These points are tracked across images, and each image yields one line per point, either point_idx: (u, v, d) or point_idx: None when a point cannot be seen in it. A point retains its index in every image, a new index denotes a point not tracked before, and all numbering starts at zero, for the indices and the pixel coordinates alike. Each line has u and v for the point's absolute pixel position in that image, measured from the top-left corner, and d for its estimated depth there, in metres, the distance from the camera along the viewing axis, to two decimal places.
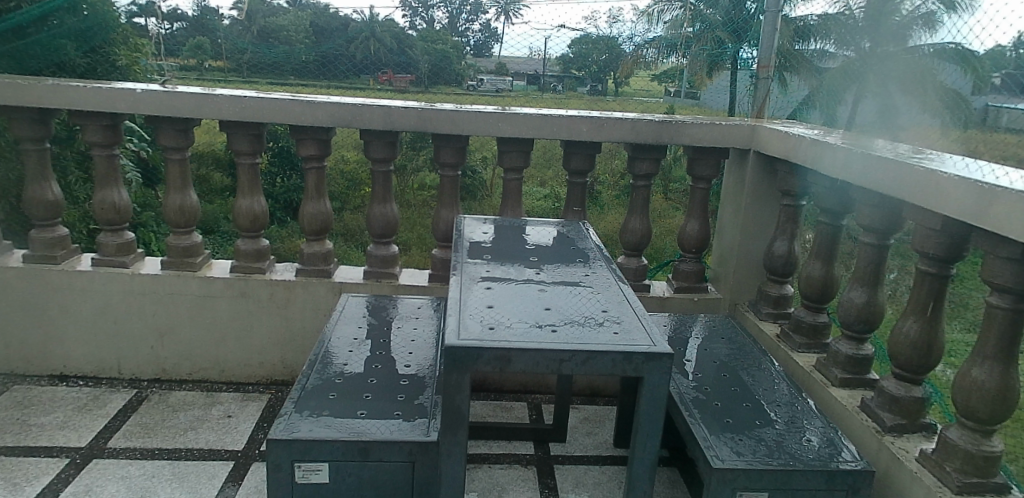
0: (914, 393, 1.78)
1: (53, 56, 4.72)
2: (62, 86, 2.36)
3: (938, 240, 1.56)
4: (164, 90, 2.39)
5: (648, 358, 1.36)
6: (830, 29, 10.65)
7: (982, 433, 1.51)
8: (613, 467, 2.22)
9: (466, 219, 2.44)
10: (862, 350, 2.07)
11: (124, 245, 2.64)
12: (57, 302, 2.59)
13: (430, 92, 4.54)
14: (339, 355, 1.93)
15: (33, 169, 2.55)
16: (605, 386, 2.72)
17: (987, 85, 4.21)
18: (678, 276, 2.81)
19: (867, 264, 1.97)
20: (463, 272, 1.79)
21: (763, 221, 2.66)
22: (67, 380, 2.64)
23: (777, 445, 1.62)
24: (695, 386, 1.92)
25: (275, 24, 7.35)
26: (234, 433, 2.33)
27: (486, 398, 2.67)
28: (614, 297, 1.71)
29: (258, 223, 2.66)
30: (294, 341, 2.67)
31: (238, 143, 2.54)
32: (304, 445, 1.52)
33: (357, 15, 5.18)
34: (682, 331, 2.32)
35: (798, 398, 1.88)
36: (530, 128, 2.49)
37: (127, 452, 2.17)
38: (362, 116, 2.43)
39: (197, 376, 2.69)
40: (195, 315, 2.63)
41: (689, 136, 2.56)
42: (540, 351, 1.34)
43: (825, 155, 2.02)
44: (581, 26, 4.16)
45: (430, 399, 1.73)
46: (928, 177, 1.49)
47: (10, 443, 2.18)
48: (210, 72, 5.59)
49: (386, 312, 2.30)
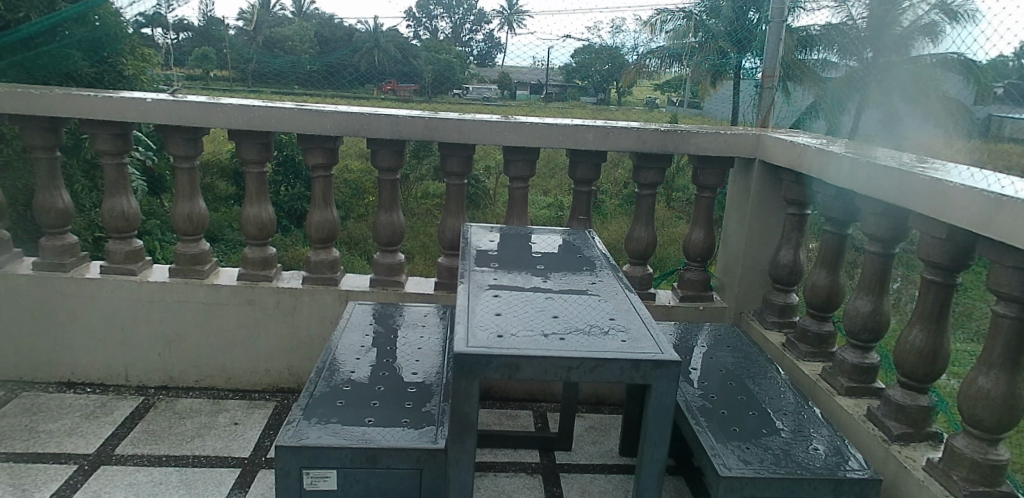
0: (920, 402, 1.78)
1: (62, 66, 4.90)
2: (73, 95, 2.39)
3: (943, 249, 1.57)
4: (175, 100, 2.42)
5: (655, 365, 1.37)
6: (831, 39, 10.71)
7: (988, 442, 1.52)
8: (619, 476, 2.22)
9: (472, 227, 2.45)
10: (868, 358, 2.07)
11: (133, 253, 2.65)
12: (64, 309, 2.61)
13: (433, 102, 4.61)
14: (346, 363, 1.94)
15: (44, 178, 2.58)
16: (611, 394, 2.72)
17: (991, 96, 4.21)
18: (684, 285, 2.82)
19: (874, 273, 1.97)
20: (470, 280, 1.80)
21: (768, 229, 2.67)
22: (74, 387, 2.65)
23: (784, 454, 1.62)
24: (701, 395, 1.92)
25: (280, 35, 7.43)
26: (241, 440, 2.33)
27: (492, 406, 2.67)
28: (621, 305, 1.72)
29: (265, 231, 2.67)
30: (299, 349, 2.68)
31: (246, 153, 2.55)
32: (312, 452, 1.52)
33: (360, 25, 5.07)
34: (687, 339, 2.32)
35: (804, 407, 1.88)
36: (537, 137, 2.52)
37: (135, 459, 2.18)
38: (369, 125, 2.45)
39: (204, 383, 2.70)
40: (202, 322, 2.64)
41: (694, 145, 2.57)
42: (549, 358, 1.35)
43: (831, 164, 2.02)
44: (586, 36, 4.15)
45: (437, 406, 1.74)
46: (936, 186, 1.49)
47: (19, 449, 2.20)
48: (215, 82, 5.67)
49: (393, 319, 2.31)
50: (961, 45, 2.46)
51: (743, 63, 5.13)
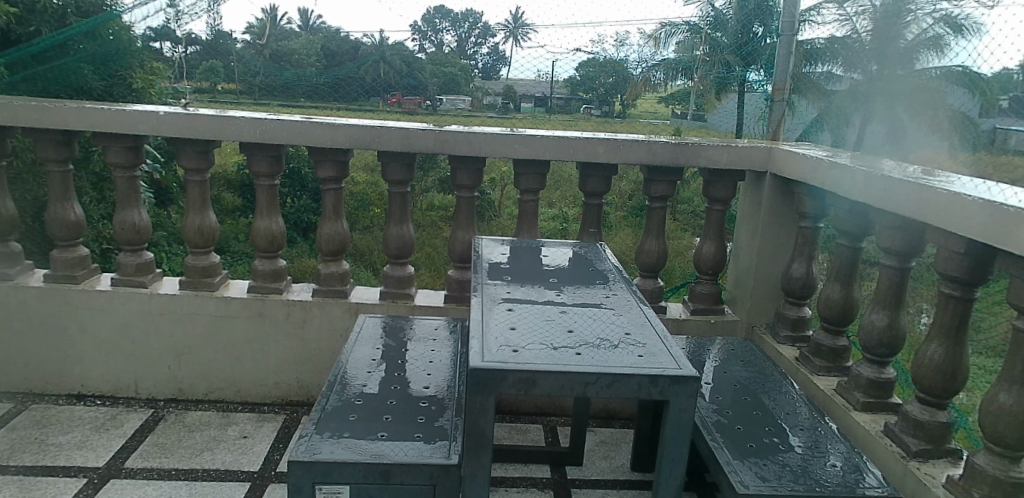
0: (938, 418, 1.75)
1: (71, 79, 5.22)
2: (85, 108, 2.40)
3: (961, 262, 1.55)
4: (186, 113, 2.43)
5: (672, 381, 1.35)
6: (836, 51, 10.75)
7: (1010, 459, 1.49)
8: (631, 491, 2.20)
9: (483, 240, 2.44)
10: (884, 373, 2.05)
11: (144, 266, 2.65)
12: (75, 321, 2.61)
13: (440, 115, 4.65)
14: (357, 377, 1.93)
15: (56, 191, 2.59)
16: (621, 409, 2.70)
17: (997, 109, 4.21)
18: (695, 298, 2.81)
19: (890, 287, 1.95)
20: (484, 294, 1.80)
21: (780, 242, 2.66)
22: (84, 399, 2.64)
23: (802, 470, 1.60)
24: (716, 410, 1.91)
25: (287, 48, 7.51)
26: (250, 453, 2.32)
27: (503, 420, 2.66)
28: (636, 318, 1.71)
29: (275, 244, 2.67)
30: (309, 361, 2.67)
31: (257, 165, 2.55)
32: (325, 468, 1.51)
33: (365, 39, 5.12)
34: (700, 353, 2.30)
35: (819, 422, 1.86)
36: (547, 150, 2.52)
37: (145, 473, 2.16)
38: (380, 138, 2.45)
39: (213, 396, 2.69)
40: (211, 334, 2.64)
41: (705, 157, 2.57)
42: (565, 374, 1.34)
43: (844, 178, 2.01)
44: (593, 49, 4.12)
45: (449, 421, 1.73)
46: (952, 200, 1.48)
47: (29, 462, 2.19)
48: (224, 95, 5.62)
49: (403, 332, 2.30)
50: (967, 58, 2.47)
51: (750, 76, 5.17)
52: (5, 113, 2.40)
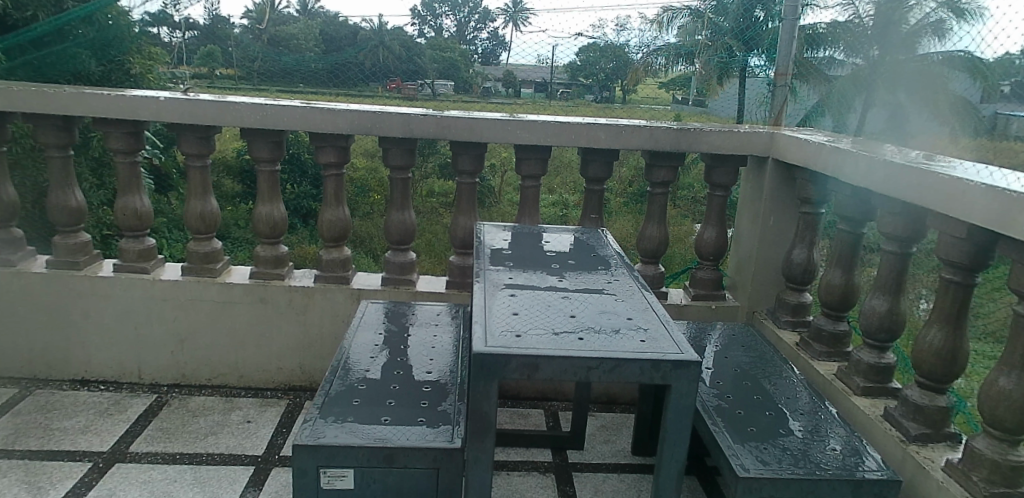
0: (937, 402, 1.77)
1: (69, 64, 5.23)
2: (84, 93, 2.39)
3: (962, 248, 1.55)
4: (186, 98, 2.42)
5: (675, 365, 1.36)
6: (837, 36, 10.69)
7: (1009, 443, 1.50)
8: (631, 475, 2.22)
9: (485, 225, 2.44)
10: (885, 358, 2.06)
11: (146, 252, 2.65)
12: (78, 308, 2.61)
13: (439, 99, 4.64)
14: (360, 362, 1.94)
15: (57, 176, 2.59)
16: (622, 393, 2.72)
17: (999, 94, 4.20)
18: (696, 284, 2.81)
19: (890, 273, 1.96)
20: (486, 279, 1.80)
21: (782, 228, 2.66)
22: (88, 384, 2.66)
23: (802, 455, 1.61)
24: (717, 394, 1.92)
25: (286, 34, 7.50)
26: (254, 438, 2.34)
27: (504, 405, 2.67)
28: (638, 304, 1.71)
29: (277, 230, 2.67)
30: (311, 347, 2.68)
31: (258, 151, 2.55)
32: (329, 452, 1.52)
33: (366, 24, 5.28)
34: (701, 339, 2.31)
35: (819, 407, 1.87)
36: (549, 135, 2.51)
37: (150, 457, 2.18)
38: (381, 123, 2.44)
39: (216, 381, 2.71)
40: (213, 319, 2.65)
41: (707, 143, 2.56)
42: (568, 358, 1.35)
43: (846, 163, 2.01)
44: (593, 33, 4.10)
45: (452, 405, 1.74)
46: (954, 185, 1.48)
47: (35, 446, 2.21)
48: (222, 81, 5.61)
49: (405, 318, 2.31)
50: (970, 42, 2.45)
51: (751, 61, 5.14)
52: (4, 98, 2.40)
